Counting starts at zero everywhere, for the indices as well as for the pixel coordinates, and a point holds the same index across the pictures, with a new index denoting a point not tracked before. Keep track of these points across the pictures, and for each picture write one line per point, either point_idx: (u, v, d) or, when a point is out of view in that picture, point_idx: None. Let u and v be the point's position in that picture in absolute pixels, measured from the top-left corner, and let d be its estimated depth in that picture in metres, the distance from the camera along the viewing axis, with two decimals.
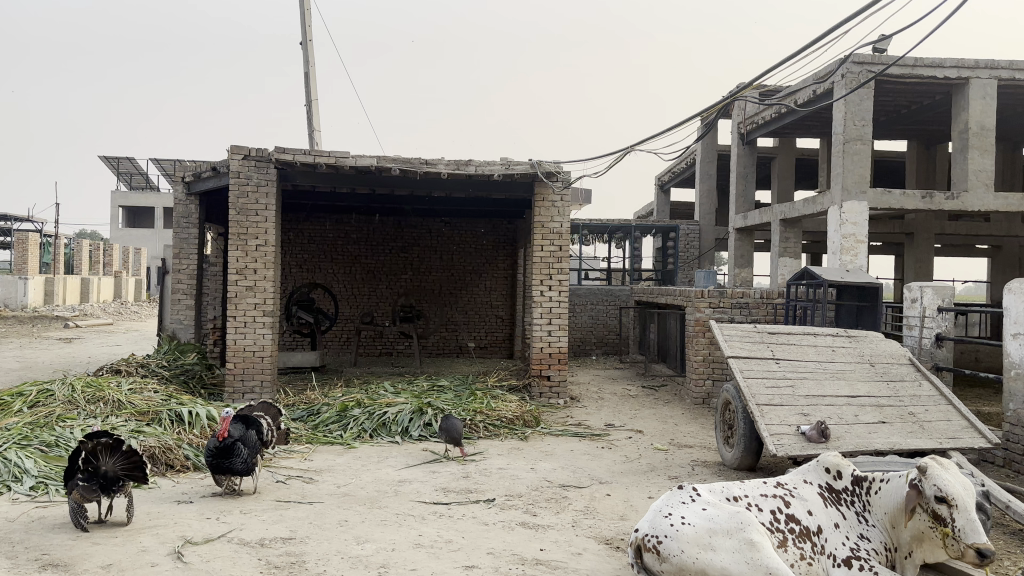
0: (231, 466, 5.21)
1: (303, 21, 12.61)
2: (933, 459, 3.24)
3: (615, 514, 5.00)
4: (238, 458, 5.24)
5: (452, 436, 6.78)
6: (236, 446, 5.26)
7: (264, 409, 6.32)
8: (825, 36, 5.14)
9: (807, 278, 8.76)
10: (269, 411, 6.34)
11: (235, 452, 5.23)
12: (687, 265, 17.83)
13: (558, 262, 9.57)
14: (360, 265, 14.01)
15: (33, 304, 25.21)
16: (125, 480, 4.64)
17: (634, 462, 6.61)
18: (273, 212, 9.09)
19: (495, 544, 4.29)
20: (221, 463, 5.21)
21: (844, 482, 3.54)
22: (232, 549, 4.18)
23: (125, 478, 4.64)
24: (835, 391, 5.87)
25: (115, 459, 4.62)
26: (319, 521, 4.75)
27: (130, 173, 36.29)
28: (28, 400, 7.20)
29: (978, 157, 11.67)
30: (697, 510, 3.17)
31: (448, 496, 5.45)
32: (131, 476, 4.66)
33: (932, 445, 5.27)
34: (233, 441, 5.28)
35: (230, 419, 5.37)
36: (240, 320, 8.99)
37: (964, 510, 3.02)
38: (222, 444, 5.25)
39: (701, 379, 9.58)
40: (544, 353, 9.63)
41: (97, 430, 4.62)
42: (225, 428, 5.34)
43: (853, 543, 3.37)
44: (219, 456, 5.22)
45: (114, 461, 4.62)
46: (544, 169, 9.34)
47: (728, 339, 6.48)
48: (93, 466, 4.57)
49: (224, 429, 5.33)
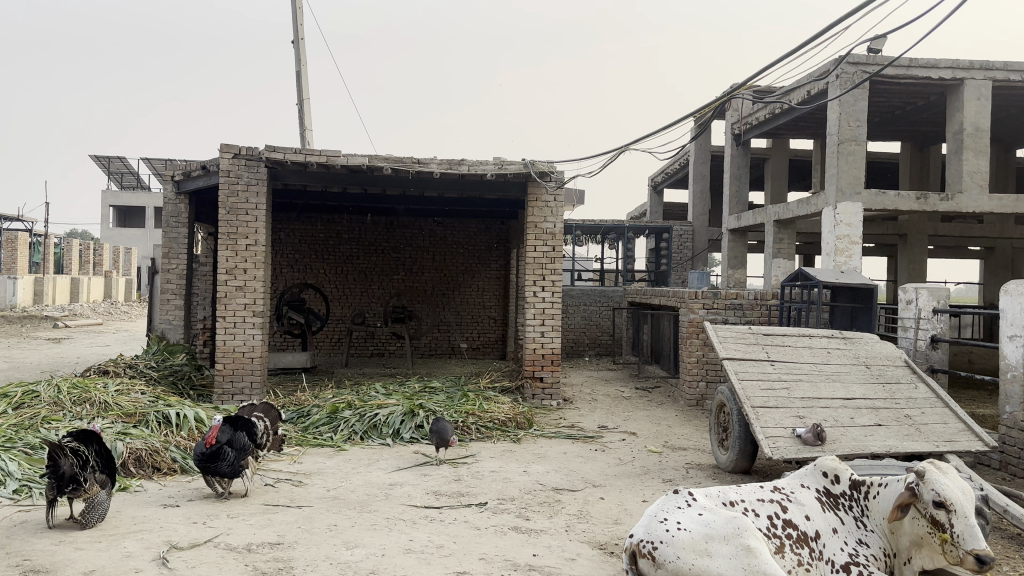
0: (218, 470, 5.15)
1: (294, 19, 12.47)
2: (932, 464, 3.18)
3: (610, 518, 4.93)
4: (225, 460, 5.16)
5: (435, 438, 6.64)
6: (224, 450, 5.16)
7: (263, 411, 6.25)
8: (823, 33, 5.27)
9: (802, 279, 8.74)
10: (268, 414, 6.30)
11: (222, 455, 5.14)
12: (681, 266, 17.83)
13: (551, 262, 9.49)
14: (352, 265, 13.89)
15: (22, 304, 24.84)
16: (78, 483, 4.50)
17: (628, 465, 6.55)
18: (263, 211, 8.98)
19: (488, 549, 4.22)
20: (207, 467, 5.13)
21: (842, 486, 3.47)
22: (217, 555, 4.09)
23: (77, 482, 4.49)
24: (831, 393, 5.83)
25: (71, 460, 4.54)
26: (307, 526, 4.66)
27: (121, 172, 36.02)
28: (13, 401, 7.07)
29: (972, 158, 11.68)
30: (693, 515, 3.09)
31: (440, 499, 5.37)
32: (86, 482, 4.52)
33: (929, 448, 5.23)
34: (221, 445, 5.16)
35: (218, 425, 5.23)
36: (230, 320, 8.88)
37: (963, 516, 2.96)
38: (208, 447, 5.15)
39: (695, 380, 9.54)
40: (537, 355, 9.55)
41: (67, 432, 4.67)
42: (212, 432, 5.22)
43: (851, 548, 3.29)
44: (205, 460, 5.13)
45: (71, 462, 4.53)
46: (537, 168, 9.26)
47: (722, 341, 6.40)
48: (51, 466, 4.50)
49: (212, 434, 5.20)
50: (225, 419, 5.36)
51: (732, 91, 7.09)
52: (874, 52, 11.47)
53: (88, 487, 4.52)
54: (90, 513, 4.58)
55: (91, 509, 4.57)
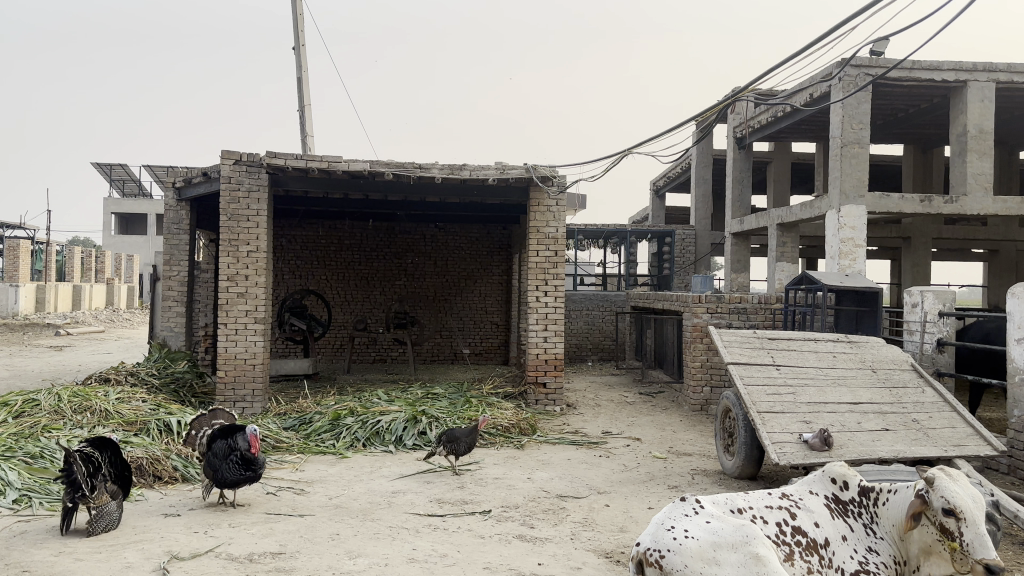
0: (255, 475, 5.27)
1: (296, 25, 12.49)
2: (941, 470, 3.00)
3: (615, 526, 4.88)
4: (260, 465, 5.32)
5: (462, 450, 6.40)
6: (260, 457, 5.32)
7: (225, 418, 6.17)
8: (824, 38, 4.59)
9: (806, 283, 8.66)
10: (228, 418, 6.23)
11: (261, 463, 5.31)
12: (683, 269, 17.79)
13: (554, 268, 9.46)
14: (353, 271, 13.86)
15: (23, 312, 24.80)
16: (86, 490, 4.50)
17: (632, 471, 6.50)
18: (265, 217, 8.94)
19: (492, 558, 4.17)
20: (250, 477, 5.21)
21: (851, 492, 3.25)
22: (218, 565, 4.04)
23: (87, 489, 4.50)
24: (838, 398, 5.78)
25: (83, 468, 4.56)
26: (310, 535, 4.61)
27: (123, 179, 36.17)
28: (13, 410, 7.01)
29: (976, 160, 11.62)
30: (701, 523, 2.78)
31: (443, 507, 5.33)
32: (95, 490, 4.54)
33: (938, 453, 5.17)
34: (258, 454, 5.31)
35: (254, 434, 5.29)
36: (231, 327, 8.84)
37: (974, 524, 2.79)
38: (252, 458, 5.23)
39: (698, 385, 9.50)
40: (540, 360, 9.49)
41: (85, 440, 4.73)
42: (248, 442, 5.24)
43: (861, 556, 3.07)
44: (247, 470, 5.20)
45: (83, 470, 4.55)
46: (539, 173, 9.21)
47: (727, 346, 6.35)
48: (64, 471, 4.51)
49: (251, 445, 5.24)
50: (240, 426, 5.34)
51: (735, 95, 6.98)
52: (876, 54, 11.51)
53: (97, 495, 4.56)
54: (98, 522, 4.60)
55: (100, 518, 4.61)
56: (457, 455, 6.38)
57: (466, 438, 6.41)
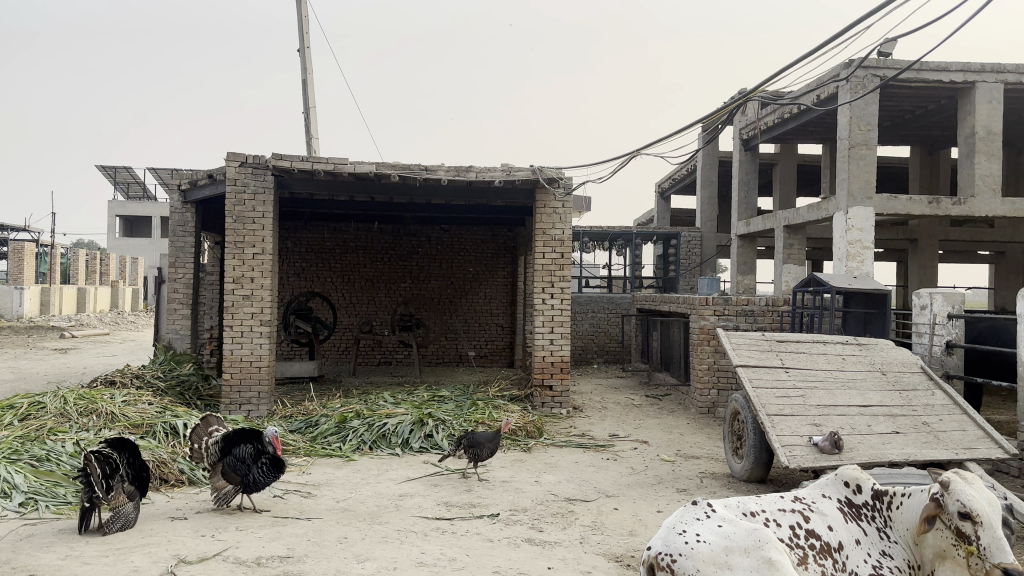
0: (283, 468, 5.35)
1: (301, 27, 12.48)
2: (956, 473, 2.95)
3: (624, 529, 4.84)
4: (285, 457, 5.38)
5: (483, 454, 6.34)
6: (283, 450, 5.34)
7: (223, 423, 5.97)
8: (847, 30, 5.13)
9: (813, 286, 8.61)
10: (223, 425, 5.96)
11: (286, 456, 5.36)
12: (688, 272, 17.74)
13: (559, 270, 9.44)
14: (359, 273, 13.86)
15: (28, 315, 24.87)
16: (98, 492, 4.53)
17: (640, 474, 6.47)
18: (271, 219, 8.94)
19: (502, 563, 4.14)
20: (280, 475, 5.28)
21: (864, 496, 3.21)
22: (226, 569, 4.01)
23: (99, 492, 4.53)
24: (847, 400, 5.74)
25: (100, 469, 4.59)
26: (318, 539, 4.59)
27: (127, 182, 36.26)
28: (18, 412, 6.99)
29: (984, 161, 11.56)
30: (712, 527, 2.74)
31: (451, 510, 5.29)
32: (110, 492, 4.59)
33: (948, 456, 5.13)
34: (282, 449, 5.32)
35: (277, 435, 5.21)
36: (237, 329, 8.84)
37: (990, 528, 2.73)
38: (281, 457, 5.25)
39: (706, 388, 9.45)
40: (546, 363, 9.46)
41: (106, 439, 4.77)
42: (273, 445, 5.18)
43: (875, 560, 3.03)
44: (277, 470, 5.24)
45: (100, 472, 4.59)
46: (545, 174, 9.20)
47: (736, 348, 6.32)
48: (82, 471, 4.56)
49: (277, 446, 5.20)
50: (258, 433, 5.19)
51: (745, 94, 6.99)
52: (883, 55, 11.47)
53: (112, 496, 4.60)
54: (111, 523, 4.64)
55: (114, 519, 4.64)
56: (478, 459, 6.31)
57: (488, 444, 6.31)
